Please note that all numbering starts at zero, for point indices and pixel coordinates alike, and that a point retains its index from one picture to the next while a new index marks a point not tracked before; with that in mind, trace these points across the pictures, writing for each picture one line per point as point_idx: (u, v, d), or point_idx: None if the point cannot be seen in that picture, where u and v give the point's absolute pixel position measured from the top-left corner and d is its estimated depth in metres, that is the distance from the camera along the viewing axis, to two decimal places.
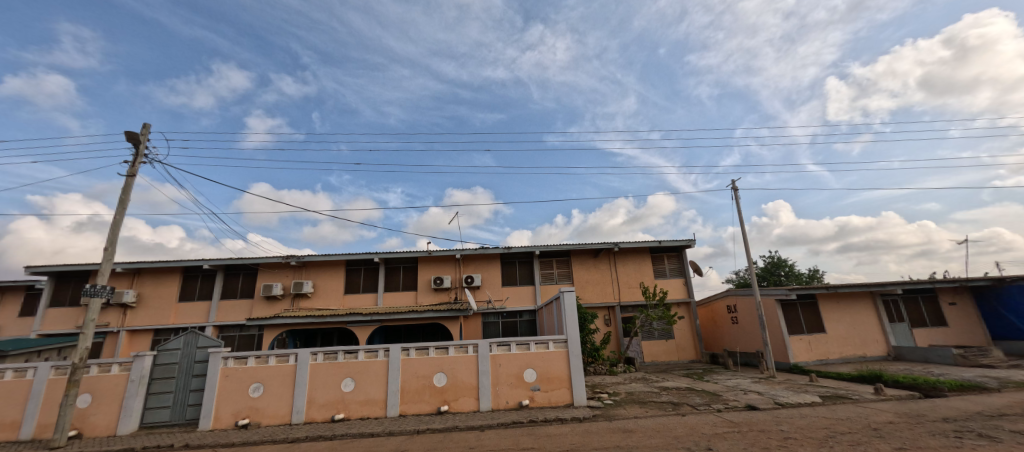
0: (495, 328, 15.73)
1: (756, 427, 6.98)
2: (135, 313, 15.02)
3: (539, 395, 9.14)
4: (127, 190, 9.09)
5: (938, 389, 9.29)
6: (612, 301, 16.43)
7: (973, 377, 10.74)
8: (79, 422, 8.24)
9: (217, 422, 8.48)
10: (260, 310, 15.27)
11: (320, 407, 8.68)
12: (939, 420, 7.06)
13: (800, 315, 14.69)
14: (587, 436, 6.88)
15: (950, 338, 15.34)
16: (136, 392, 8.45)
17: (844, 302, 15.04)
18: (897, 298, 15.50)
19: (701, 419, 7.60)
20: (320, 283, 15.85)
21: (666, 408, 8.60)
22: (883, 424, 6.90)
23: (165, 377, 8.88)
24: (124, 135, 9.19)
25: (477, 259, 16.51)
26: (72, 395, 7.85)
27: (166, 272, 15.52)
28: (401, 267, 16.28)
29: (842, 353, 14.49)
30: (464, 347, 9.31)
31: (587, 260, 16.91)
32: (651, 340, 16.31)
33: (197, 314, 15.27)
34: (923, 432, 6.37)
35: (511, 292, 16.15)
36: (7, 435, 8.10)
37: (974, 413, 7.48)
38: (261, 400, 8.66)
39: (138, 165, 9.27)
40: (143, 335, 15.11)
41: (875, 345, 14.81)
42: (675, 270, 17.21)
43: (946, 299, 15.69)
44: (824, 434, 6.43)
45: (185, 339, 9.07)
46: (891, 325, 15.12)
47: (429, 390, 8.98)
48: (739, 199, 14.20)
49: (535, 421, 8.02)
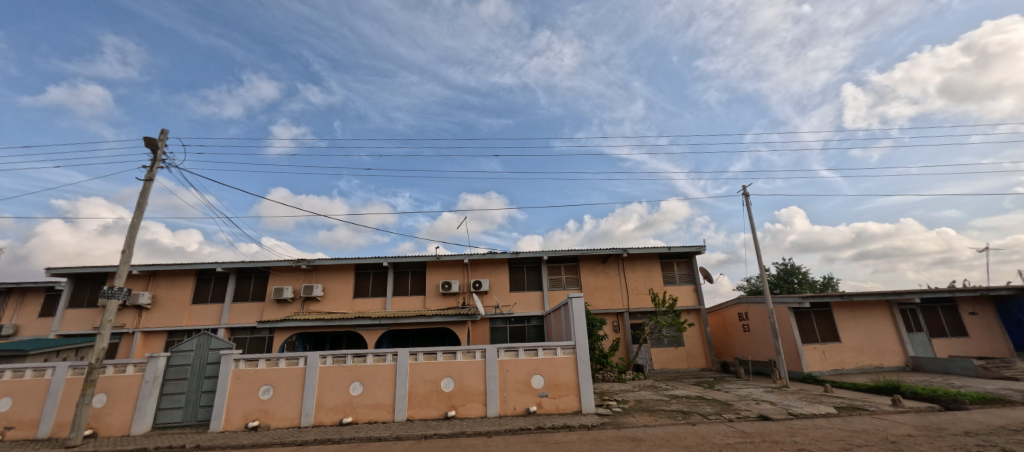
0: (502, 334, 15.70)
1: (769, 438, 6.84)
2: (151, 314, 15.34)
3: (547, 401, 9.08)
4: (145, 194, 9.30)
5: (960, 402, 8.99)
6: (621, 307, 16.28)
7: (995, 390, 10.38)
8: (94, 422, 8.40)
9: (228, 424, 8.57)
10: (271, 313, 15.45)
11: (329, 411, 8.73)
12: (960, 434, 6.84)
13: (813, 324, 14.40)
14: (595, 445, 6.81)
15: (971, 348, 14.90)
16: (150, 393, 8.61)
17: (859, 311, 14.70)
18: (915, 307, 15.11)
19: (712, 429, 7.49)
20: (330, 287, 16.02)
21: (675, 417, 8.48)
22: (902, 437, 6.73)
23: (178, 378, 9.01)
24: (143, 141, 9.43)
25: (486, 264, 16.55)
26: (88, 394, 8.01)
27: (181, 275, 15.84)
28: (409, 271, 16.40)
29: (858, 363, 14.14)
30: (472, 353, 9.31)
31: (595, 266, 16.82)
32: (661, 348, 16.11)
33: (210, 316, 15.52)
34: (943, 446, 6.20)
35: (518, 298, 16.12)
36: (26, 433, 8.29)
37: (997, 427, 7.22)
38: (272, 402, 8.74)
39: (156, 169, 9.51)
40: (157, 337, 15.37)
41: (893, 355, 14.42)
42: (685, 276, 17.04)
43: (967, 309, 15.26)
44: (839, 446, 6.29)
45: (198, 340, 9.21)
46: (908, 334, 14.74)
47: (436, 394, 8.97)
48: (750, 205, 13.89)
49: (543, 428, 7.95)
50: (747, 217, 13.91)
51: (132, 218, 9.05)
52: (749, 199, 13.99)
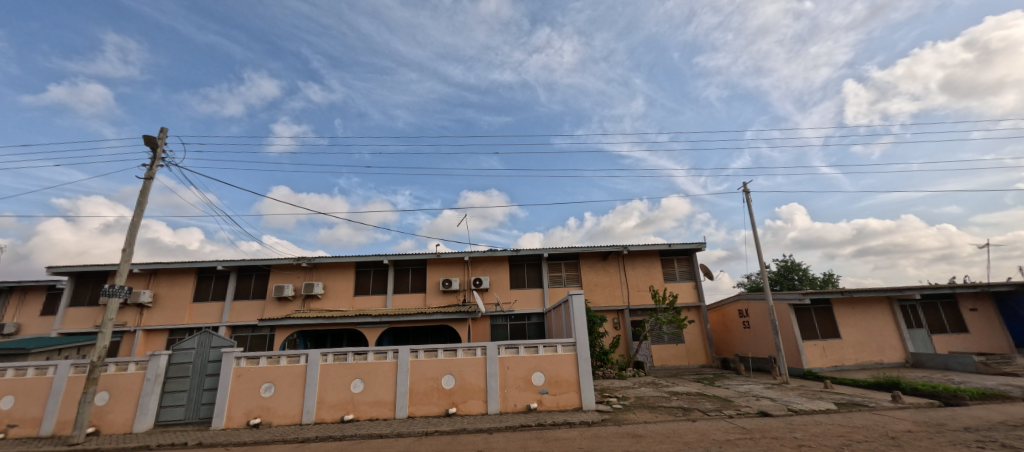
0: (503, 331, 15.73)
1: (769, 434, 6.87)
2: (152, 312, 15.37)
3: (548, 398, 9.10)
4: (145, 192, 9.31)
5: (959, 397, 9.02)
6: (621, 305, 16.30)
7: (995, 385, 10.40)
8: (96, 420, 8.43)
9: (230, 421, 8.61)
10: (272, 311, 15.47)
11: (330, 408, 8.76)
12: (960, 430, 6.86)
13: (814, 320, 14.42)
14: (596, 441, 6.83)
15: (971, 344, 14.92)
16: (152, 391, 8.63)
17: (859, 307, 14.71)
18: (915, 303, 15.11)
19: (712, 425, 7.51)
20: (330, 284, 16.04)
21: (676, 413, 8.51)
22: (902, 432, 6.75)
23: (179, 376, 9.03)
24: (142, 139, 9.42)
25: (486, 261, 16.56)
26: (91, 392, 8.03)
27: (182, 273, 15.86)
28: (410, 269, 16.41)
29: (858, 360, 14.17)
30: (473, 350, 9.33)
31: (596, 263, 16.83)
32: (661, 345, 16.14)
33: (211, 314, 15.54)
34: (943, 442, 6.21)
35: (519, 295, 16.14)
36: (29, 430, 8.33)
37: (997, 422, 7.24)
38: (273, 400, 8.77)
39: (156, 168, 9.51)
40: (159, 335, 15.40)
41: (893, 352, 14.44)
42: (685, 273, 17.05)
43: (967, 305, 15.27)
44: (840, 442, 6.30)
45: (200, 338, 9.24)
46: (908, 330, 14.76)
47: (437, 392, 9.00)
48: (750, 201, 13.87)
49: (543, 425, 7.98)
50: (748, 214, 13.90)
51: (132, 216, 9.05)
52: (750, 196, 13.98)
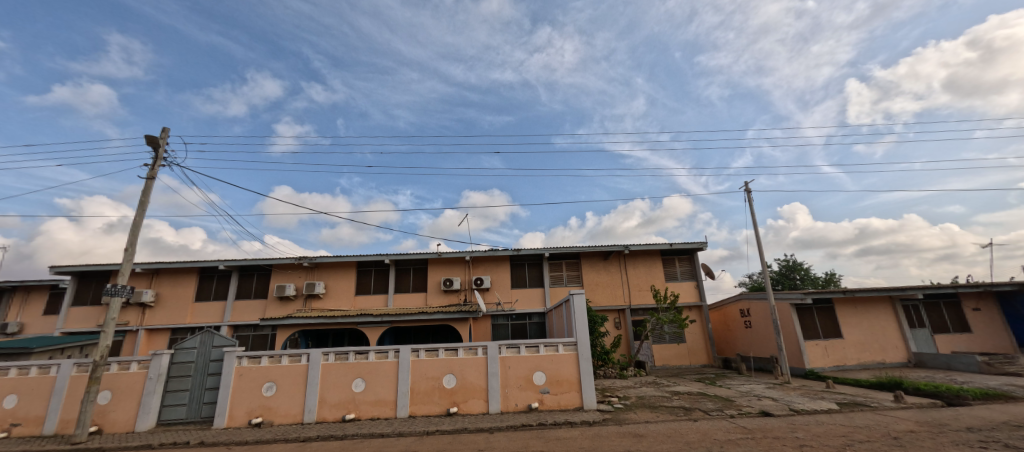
0: (504, 330, 15.73)
1: (771, 434, 6.85)
2: (154, 312, 15.41)
3: (549, 397, 9.10)
4: (147, 192, 9.33)
5: (962, 397, 9.00)
6: (622, 304, 16.29)
7: (998, 385, 10.36)
8: (99, 418, 8.46)
9: (231, 420, 8.63)
10: (274, 310, 15.50)
11: (332, 407, 8.78)
12: (962, 430, 6.84)
13: (815, 320, 14.38)
14: (596, 441, 6.83)
15: (974, 344, 14.87)
16: (154, 390, 8.66)
17: (861, 307, 14.66)
18: (918, 303, 15.05)
19: (713, 425, 7.50)
20: (332, 284, 16.06)
21: (677, 413, 8.50)
22: (904, 432, 6.72)
23: (181, 375, 9.05)
24: (144, 139, 9.44)
25: (487, 261, 16.56)
26: (93, 391, 8.06)
27: (184, 273, 15.90)
28: (411, 268, 16.43)
29: (860, 359, 14.13)
30: (474, 349, 9.34)
31: (597, 262, 16.82)
32: (662, 344, 16.13)
33: (213, 313, 15.58)
34: (946, 442, 6.19)
35: (520, 295, 16.14)
36: (31, 429, 8.36)
37: (1000, 422, 7.21)
38: (274, 399, 8.79)
39: (158, 167, 9.53)
40: (160, 334, 15.45)
41: (895, 352, 14.39)
42: (686, 273, 17.03)
43: (970, 304, 15.22)
44: (841, 442, 6.28)
45: (202, 338, 9.28)
46: (911, 330, 14.70)
47: (439, 391, 9.00)
48: (750, 200, 13.86)
49: (545, 424, 7.98)
50: (749, 214, 13.88)
51: (134, 216, 9.07)
52: (751, 195, 13.95)
